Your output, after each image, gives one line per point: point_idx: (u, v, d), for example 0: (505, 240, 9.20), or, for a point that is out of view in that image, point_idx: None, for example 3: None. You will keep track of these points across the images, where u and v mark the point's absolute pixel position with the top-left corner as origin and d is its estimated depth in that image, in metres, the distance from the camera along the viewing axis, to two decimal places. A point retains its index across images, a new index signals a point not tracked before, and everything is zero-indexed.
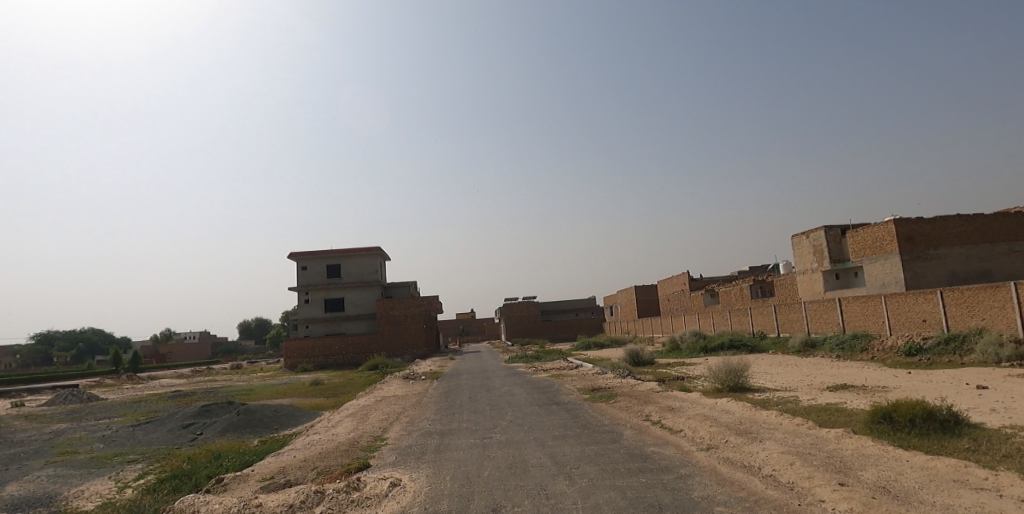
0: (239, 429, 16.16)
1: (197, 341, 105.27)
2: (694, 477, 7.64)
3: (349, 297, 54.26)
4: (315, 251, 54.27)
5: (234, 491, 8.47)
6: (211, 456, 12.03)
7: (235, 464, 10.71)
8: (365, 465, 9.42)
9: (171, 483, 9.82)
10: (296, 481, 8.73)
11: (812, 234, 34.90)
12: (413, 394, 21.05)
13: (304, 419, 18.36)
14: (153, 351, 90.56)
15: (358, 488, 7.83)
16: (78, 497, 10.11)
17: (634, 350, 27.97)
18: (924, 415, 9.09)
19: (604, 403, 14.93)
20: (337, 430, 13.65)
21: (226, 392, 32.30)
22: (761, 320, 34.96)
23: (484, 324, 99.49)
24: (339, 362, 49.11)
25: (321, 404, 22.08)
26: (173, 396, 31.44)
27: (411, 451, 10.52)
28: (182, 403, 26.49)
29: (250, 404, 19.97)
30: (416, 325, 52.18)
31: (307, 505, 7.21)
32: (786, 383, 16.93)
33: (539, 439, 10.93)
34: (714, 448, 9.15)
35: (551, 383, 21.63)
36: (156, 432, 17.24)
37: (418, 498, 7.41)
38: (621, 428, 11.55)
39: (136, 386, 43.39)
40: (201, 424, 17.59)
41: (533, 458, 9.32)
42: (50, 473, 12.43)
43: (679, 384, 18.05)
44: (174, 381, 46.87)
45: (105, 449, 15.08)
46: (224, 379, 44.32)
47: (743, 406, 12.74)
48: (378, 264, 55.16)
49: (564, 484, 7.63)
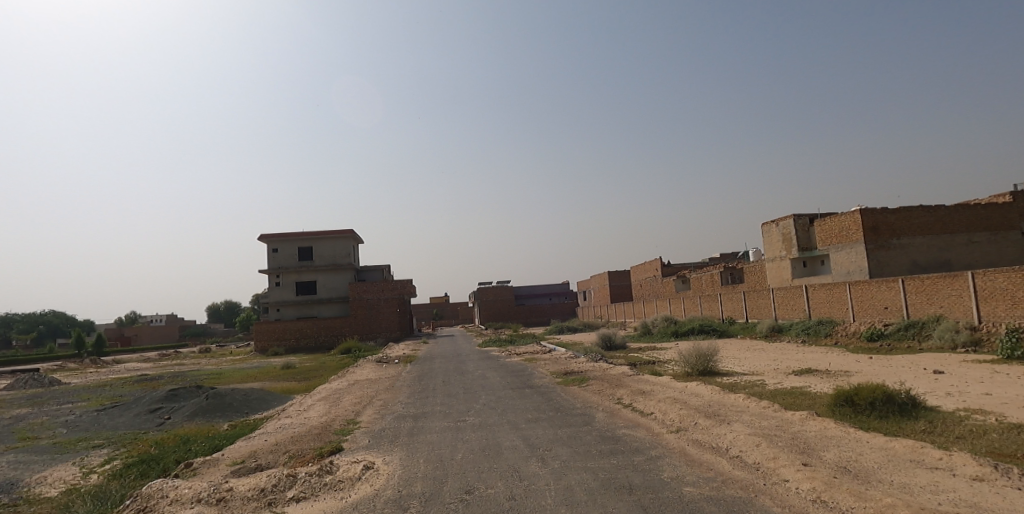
0: (209, 413, 15.93)
1: (164, 324, 103.16)
2: (663, 458, 7.80)
3: (321, 280, 53.60)
4: (287, 233, 53.36)
5: (204, 475, 8.37)
6: (179, 441, 11.83)
7: (205, 448, 10.55)
8: (338, 448, 9.37)
9: (139, 468, 9.66)
10: (267, 465, 8.65)
11: (782, 222, 35.61)
12: (386, 377, 20.96)
13: (276, 403, 18.16)
14: (118, 334, 88.51)
15: (331, 472, 7.79)
16: (40, 483, 9.88)
17: (606, 335, 28.32)
18: (884, 398, 9.40)
19: (577, 387, 15.05)
20: (309, 414, 13.55)
21: (194, 375, 31.76)
22: (730, 305, 35.66)
23: (458, 308, 99.35)
24: (311, 345, 48.76)
25: (294, 388, 21.87)
26: (140, 380, 30.76)
27: (384, 435, 10.50)
28: (149, 387, 25.99)
29: (220, 388, 19.67)
30: (390, 309, 51.93)
31: (279, 489, 7.18)
32: (753, 367, 17.34)
33: (513, 422, 10.99)
34: (683, 430, 9.34)
35: (524, 366, 21.85)
36: (122, 417, 16.86)
37: (392, 481, 7.42)
38: (594, 411, 11.71)
39: (101, 370, 42.43)
40: (169, 408, 17.26)
41: (506, 440, 9.40)
42: (11, 459, 12.09)
43: (650, 368, 18.31)
44: (139, 365, 45.83)
45: (68, 434, 14.73)
46: (192, 363, 43.50)
47: (712, 389, 13.04)
48: (351, 247, 54.48)
49: (537, 466, 7.73)
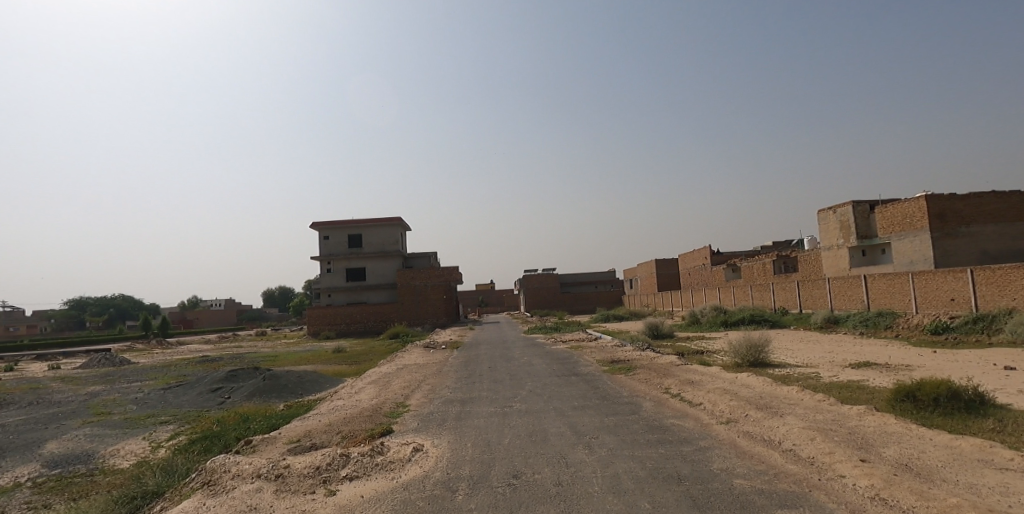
0: (265, 393, 16.59)
1: (223, 308, 107.83)
2: (713, 449, 7.68)
3: (371, 267, 54.80)
4: (337, 221, 54.71)
5: (263, 452, 8.75)
6: (239, 419, 12.38)
7: (263, 427, 11.02)
8: (389, 430, 9.62)
9: (202, 444, 10.18)
10: (321, 445, 8.96)
11: (839, 209, 34.24)
12: (434, 363, 21.35)
13: (328, 385, 18.77)
14: (181, 317, 93.07)
15: (382, 453, 8.00)
16: (114, 455, 10.55)
17: (653, 323, 27.96)
18: (948, 394, 8.95)
19: (624, 375, 14.94)
20: (360, 397, 13.93)
21: (251, 357, 33.18)
22: (783, 295, 34.59)
23: (504, 295, 99.90)
24: (360, 330, 50.24)
25: (345, 371, 22.56)
26: (202, 361, 32.32)
27: (432, 418, 10.72)
28: (210, 368, 27.32)
29: (276, 370, 20.44)
30: (437, 295, 52.56)
31: (334, 467, 7.43)
32: (806, 359, 16.78)
33: (559, 409, 11.02)
34: (733, 422, 9.15)
35: (570, 354, 21.85)
36: (186, 395, 17.77)
37: (441, 463, 7.58)
38: (641, 400, 11.59)
39: (166, 351, 44.82)
40: (229, 388, 18.07)
41: (553, 427, 9.45)
42: (88, 432, 12.94)
43: (698, 358, 17.98)
44: (201, 347, 48.01)
45: (137, 411, 15.65)
46: (249, 346, 45.33)
47: (764, 381, 12.71)
48: (399, 234, 55.45)
49: (585, 453, 7.73)
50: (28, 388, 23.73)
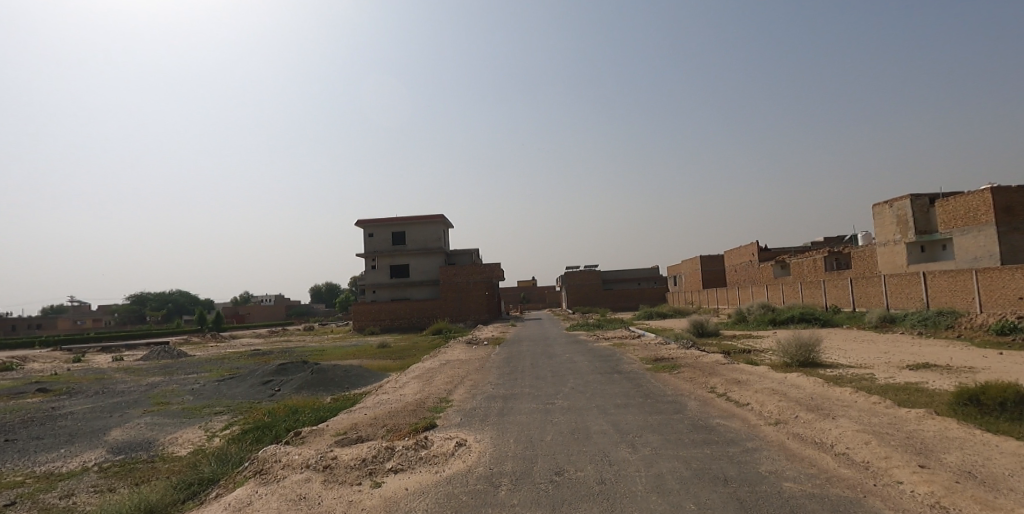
0: (313, 386, 17.07)
1: (273, 304, 111.41)
2: (761, 451, 7.47)
3: (414, 264, 55.60)
4: (381, 218, 55.75)
5: (311, 443, 9.01)
6: (288, 411, 12.77)
7: (311, 419, 11.34)
8: (432, 425, 9.75)
9: (254, 434, 10.55)
10: (367, 437, 9.16)
11: (896, 203, 32.82)
12: (476, 359, 21.50)
13: (374, 379, 19.16)
14: (234, 312, 96.69)
15: (426, 447, 8.12)
16: (173, 443, 11.05)
17: (698, 321, 27.40)
18: (1016, 399, 8.45)
19: (668, 374, 14.70)
20: (405, 391, 14.16)
21: (300, 351, 34.24)
22: (835, 293, 33.36)
23: (545, 292, 99.73)
24: (403, 326, 51.05)
25: (390, 366, 22.97)
26: (253, 355, 33.49)
27: (475, 413, 10.81)
28: (261, 361, 28.30)
29: (323, 364, 20.98)
30: (479, 292, 52.88)
31: (379, 460, 7.57)
32: (860, 360, 16.14)
33: (601, 407, 10.93)
34: (782, 423, 8.89)
35: (612, 351, 21.67)
36: (239, 387, 18.45)
37: (484, 459, 7.62)
38: (686, 399, 11.38)
39: (220, 344, 46.62)
40: (279, 381, 18.66)
41: (595, 424, 9.39)
42: (149, 421, 13.59)
43: (745, 357, 17.56)
44: (252, 341, 49.77)
45: (193, 401, 16.35)
46: (298, 340, 46.68)
47: (815, 381, 12.29)
48: (441, 231, 56.06)
49: (628, 451, 7.65)
50: (95, 378, 25.14)
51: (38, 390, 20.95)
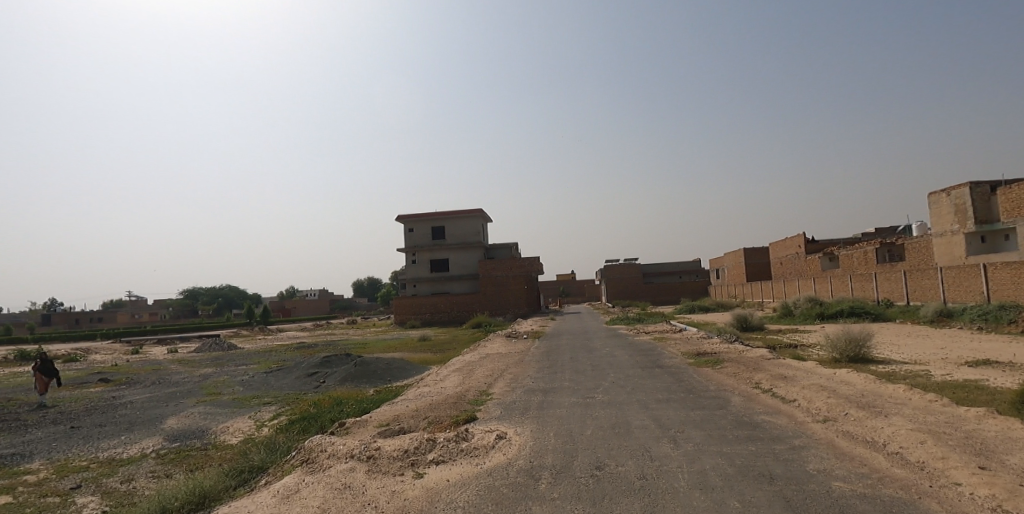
0: (357, 378, 17.45)
1: (318, 298, 114.38)
2: (808, 449, 7.26)
3: (453, 258, 56.11)
4: (422, 213, 56.44)
5: (355, 434, 9.23)
6: (333, 402, 13.09)
7: (355, 410, 11.61)
8: (473, 417, 9.85)
9: (301, 424, 10.87)
10: (409, 429, 9.32)
11: (954, 191, 31.34)
12: (516, 352, 21.59)
13: (415, 372, 19.47)
14: (281, 306, 99.69)
15: (467, 439, 8.19)
16: (225, 432, 11.49)
17: (742, 315, 26.80)
18: None
19: (710, 369, 14.42)
20: (446, 384, 14.33)
21: (344, 344, 35.03)
22: (887, 286, 32.09)
23: (584, 285, 99.21)
24: (444, 319, 51.65)
25: (431, 359, 23.28)
26: (299, 347, 34.49)
27: (515, 406, 10.86)
28: (307, 353, 29.11)
29: (366, 357, 21.42)
30: (518, 285, 52.98)
31: (421, 451, 7.68)
32: (915, 356, 15.50)
33: (642, 402, 10.80)
34: (831, 421, 8.61)
35: (653, 345, 21.40)
36: (286, 379, 19.02)
37: (524, 452, 7.65)
38: (729, 395, 11.14)
39: (267, 337, 48.16)
40: (324, 373, 19.16)
41: (636, 419, 9.29)
42: (202, 411, 14.17)
43: (791, 352, 17.09)
44: (298, 334, 51.25)
45: (243, 392, 16.95)
46: (341, 333, 47.84)
47: (866, 378, 11.86)
48: (480, 226, 56.38)
49: (670, 447, 7.55)
50: (153, 369, 26.34)
51: (101, 380, 22.13)
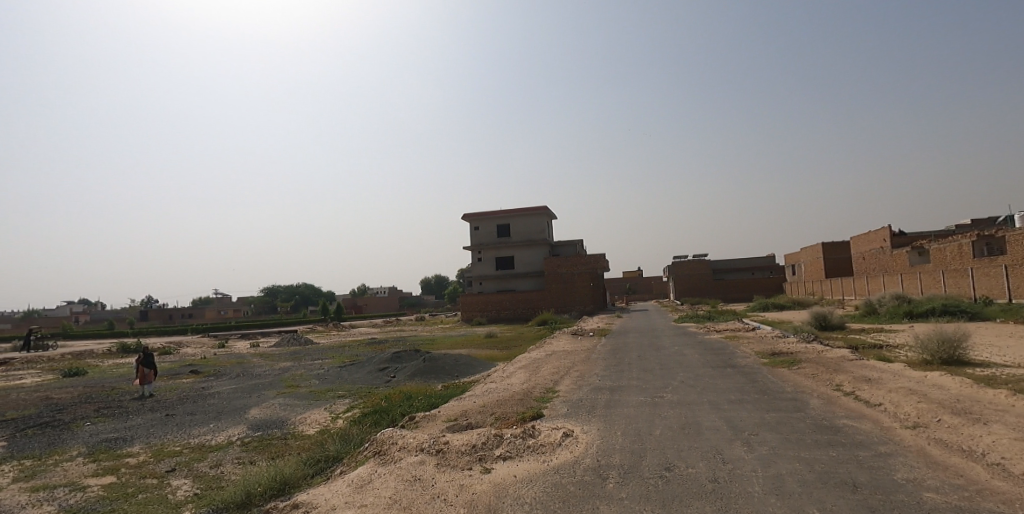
0: (425, 374, 17.88)
1: (388, 295, 118.05)
2: (896, 456, 6.82)
3: (518, 256, 56.40)
4: (487, 212, 57.06)
5: (425, 428, 9.46)
6: (403, 396, 13.46)
7: (424, 405, 11.89)
8: (539, 414, 9.86)
9: (373, 417, 11.25)
10: (476, 424, 9.45)
11: None
12: (581, 350, 21.47)
13: (482, 368, 19.70)
14: (353, 303, 103.63)
15: (534, 436, 8.22)
16: (303, 423, 12.07)
17: (820, 314, 25.47)
18: None
19: (786, 369, 13.80)
20: (512, 381, 14.42)
21: (412, 341, 35.91)
22: (986, 282, 29.62)
23: (651, 282, 97.28)
24: (509, 317, 52.03)
25: (497, 356, 23.52)
26: (370, 343, 35.70)
27: (581, 404, 10.79)
28: (377, 349, 30.09)
29: (433, 353, 21.88)
30: (583, 283, 52.59)
31: (488, 447, 7.78)
32: (1019, 358, 14.21)
33: (713, 402, 10.47)
34: (922, 427, 8.03)
35: (724, 344, 20.76)
36: (359, 373, 19.73)
37: (591, 450, 7.60)
38: (807, 397, 10.61)
39: (341, 333, 50.17)
40: (394, 368, 19.73)
41: (707, 420, 9.03)
42: (282, 402, 14.94)
43: (876, 353, 16.08)
44: (369, 330, 53.05)
45: (319, 385, 17.72)
46: (410, 330, 49.10)
47: (961, 381, 10.99)
48: (544, 223, 56.40)
49: (743, 450, 7.28)
50: (237, 363, 28.00)
51: (192, 371, 23.75)
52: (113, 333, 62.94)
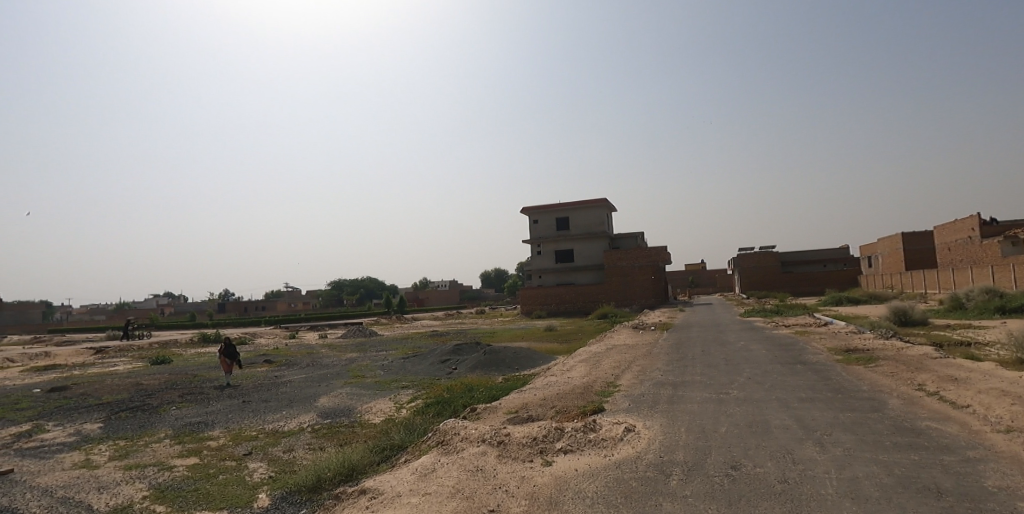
0: (486, 366, 18.08)
1: (449, 288, 120.11)
2: (987, 463, 6.34)
3: (578, 249, 56.05)
4: (546, 205, 56.96)
5: (486, 419, 9.59)
6: (464, 388, 13.67)
7: (485, 397, 12.04)
8: (600, 409, 9.78)
9: (436, 408, 11.50)
10: (537, 417, 9.48)
11: None
12: (643, 344, 21.13)
13: (541, 362, 19.74)
14: (415, 296, 106.07)
15: (595, 430, 8.16)
16: (369, 412, 12.48)
17: (900, 308, 24.00)
18: None
19: (862, 367, 13.10)
20: (572, 374, 14.37)
21: (473, 333, 36.44)
22: None
23: (716, 275, 94.53)
24: (569, 310, 51.84)
25: (557, 349, 23.51)
26: (432, 335, 36.47)
27: (644, 400, 10.62)
28: (440, 341, 30.72)
29: (494, 346, 22.10)
30: (644, 276, 51.69)
31: (549, 440, 7.79)
32: None
33: (783, 400, 10.06)
34: (1016, 432, 7.44)
35: (794, 339, 19.93)
36: (422, 365, 20.18)
37: (654, 446, 7.48)
38: (886, 396, 10.04)
39: (404, 326, 51.46)
40: (456, 360, 20.05)
41: (776, 418, 8.69)
42: (349, 392, 15.48)
43: (963, 351, 15.01)
44: (430, 323, 54.21)
45: (384, 376, 18.26)
46: (470, 323, 49.80)
47: None
48: (604, 216, 55.77)
49: (815, 450, 6.97)
50: (308, 353, 29.23)
51: (266, 361, 24.97)
52: (194, 324, 66.99)
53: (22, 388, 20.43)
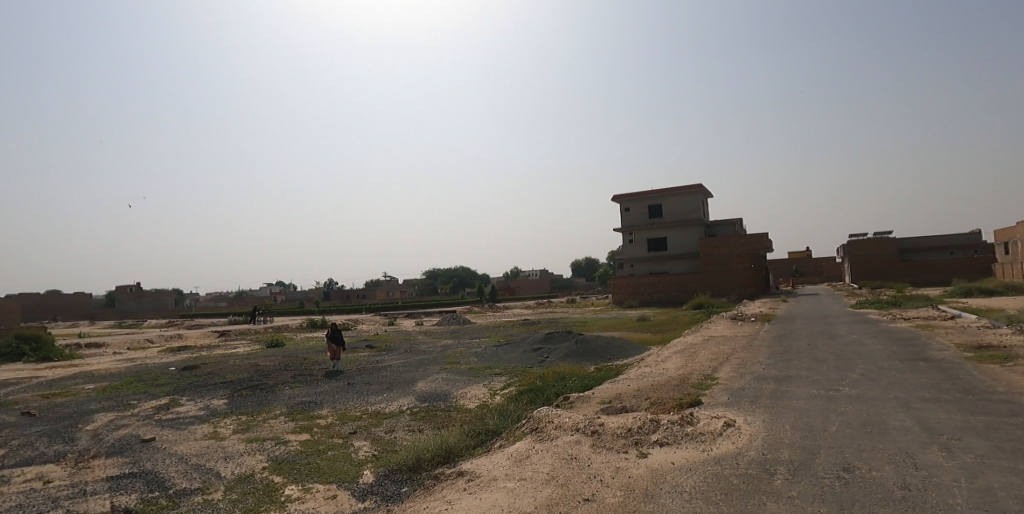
0: (578, 356, 18.03)
1: (540, 277, 121.02)
2: None
3: (672, 237, 54.45)
4: (638, 192, 55.68)
5: (579, 408, 9.59)
6: (557, 377, 13.74)
7: (578, 386, 12.02)
8: (697, 402, 9.47)
9: (529, 395, 11.64)
10: (631, 408, 9.35)
11: None
12: (743, 335, 20.22)
13: (635, 352, 19.42)
14: (507, 285, 107.78)
15: (692, 423, 7.92)
16: (464, 397, 12.86)
17: None
18: None
19: (999, 366, 11.79)
20: (667, 365, 14.03)
21: (564, 322, 36.49)
22: None
23: (823, 264, 88.57)
24: (663, 300, 50.68)
25: (650, 339, 23.06)
26: (523, 324, 36.91)
27: (744, 394, 10.17)
28: (531, 329, 31.09)
29: (586, 335, 22.00)
30: (744, 265, 49.35)
31: (644, 431, 7.66)
32: None
33: (903, 400, 9.26)
34: None
35: (915, 334, 18.27)
36: (514, 353, 20.47)
37: (756, 443, 7.16)
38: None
39: (496, 314, 52.46)
40: (547, 348, 20.15)
41: (895, 419, 8.02)
42: (444, 377, 16.03)
43: None
44: (521, 312, 54.96)
45: (477, 363, 18.72)
46: (561, 312, 49.92)
47: None
48: (700, 202, 53.70)
49: (941, 456, 6.37)
50: (406, 339, 30.55)
51: (368, 346, 26.35)
52: (304, 311, 72.02)
53: (162, 367, 22.94)
